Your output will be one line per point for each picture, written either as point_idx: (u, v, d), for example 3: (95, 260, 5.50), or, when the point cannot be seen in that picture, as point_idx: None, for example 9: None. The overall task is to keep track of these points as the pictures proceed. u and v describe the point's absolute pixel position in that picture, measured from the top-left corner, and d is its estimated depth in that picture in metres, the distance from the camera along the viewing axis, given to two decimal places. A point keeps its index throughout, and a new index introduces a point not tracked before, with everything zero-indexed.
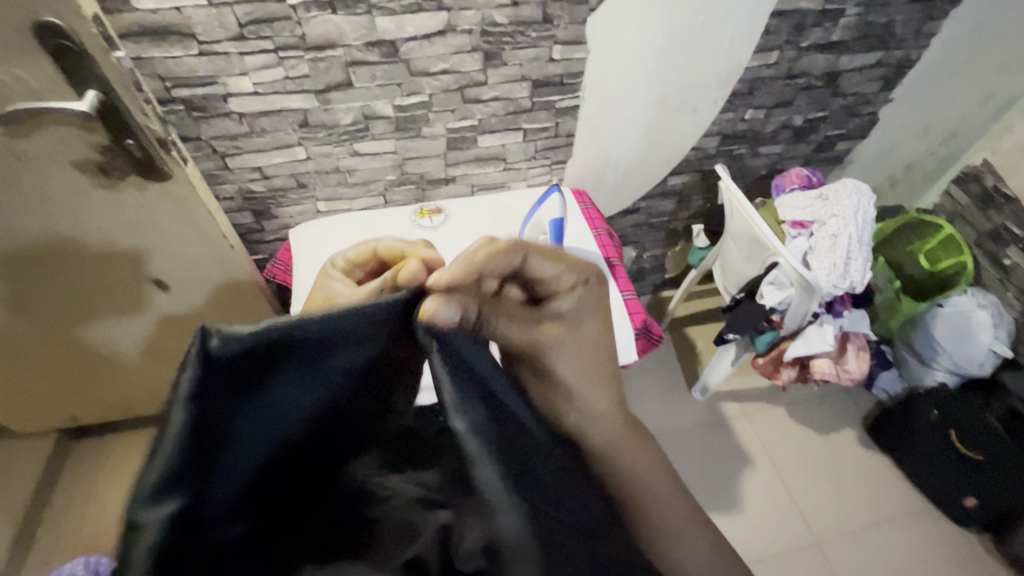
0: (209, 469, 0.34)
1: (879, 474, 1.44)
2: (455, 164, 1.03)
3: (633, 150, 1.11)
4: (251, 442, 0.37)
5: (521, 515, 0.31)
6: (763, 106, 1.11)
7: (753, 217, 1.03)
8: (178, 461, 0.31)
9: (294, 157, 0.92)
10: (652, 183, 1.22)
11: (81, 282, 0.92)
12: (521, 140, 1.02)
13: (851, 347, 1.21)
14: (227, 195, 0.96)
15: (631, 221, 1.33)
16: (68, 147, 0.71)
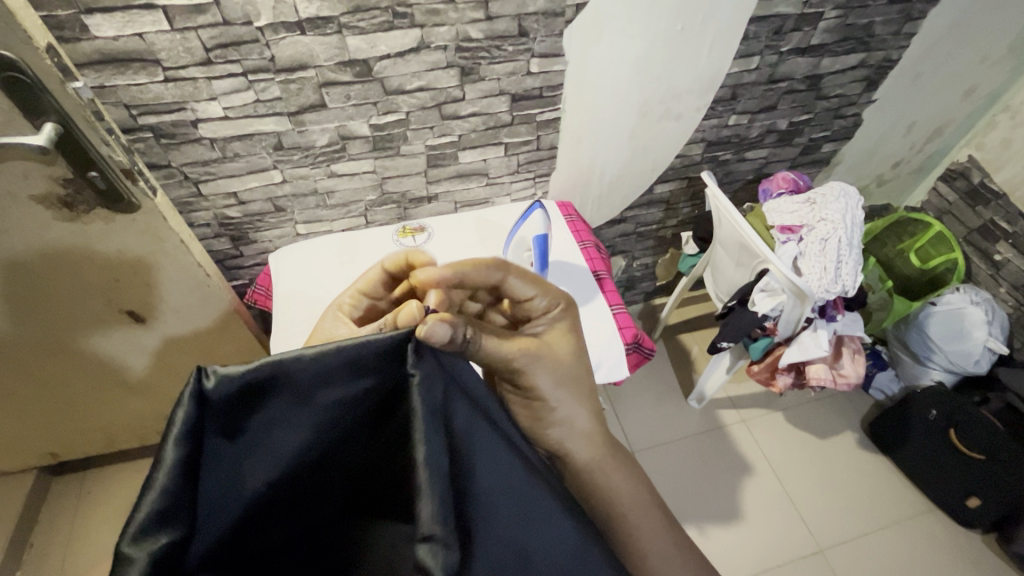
0: (206, 502, 0.37)
1: (880, 476, 1.41)
2: (437, 181, 1.00)
3: (616, 160, 1.09)
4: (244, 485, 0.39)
5: (457, 550, 0.33)
6: (747, 111, 1.10)
7: (741, 223, 1.01)
8: (174, 495, 0.34)
9: (270, 180, 0.90)
10: (637, 192, 1.20)
11: (53, 317, 0.89)
12: (503, 155, 1.00)
13: (847, 352, 1.19)
14: (203, 222, 0.93)
15: (619, 230, 1.31)
16: (29, 181, 0.68)
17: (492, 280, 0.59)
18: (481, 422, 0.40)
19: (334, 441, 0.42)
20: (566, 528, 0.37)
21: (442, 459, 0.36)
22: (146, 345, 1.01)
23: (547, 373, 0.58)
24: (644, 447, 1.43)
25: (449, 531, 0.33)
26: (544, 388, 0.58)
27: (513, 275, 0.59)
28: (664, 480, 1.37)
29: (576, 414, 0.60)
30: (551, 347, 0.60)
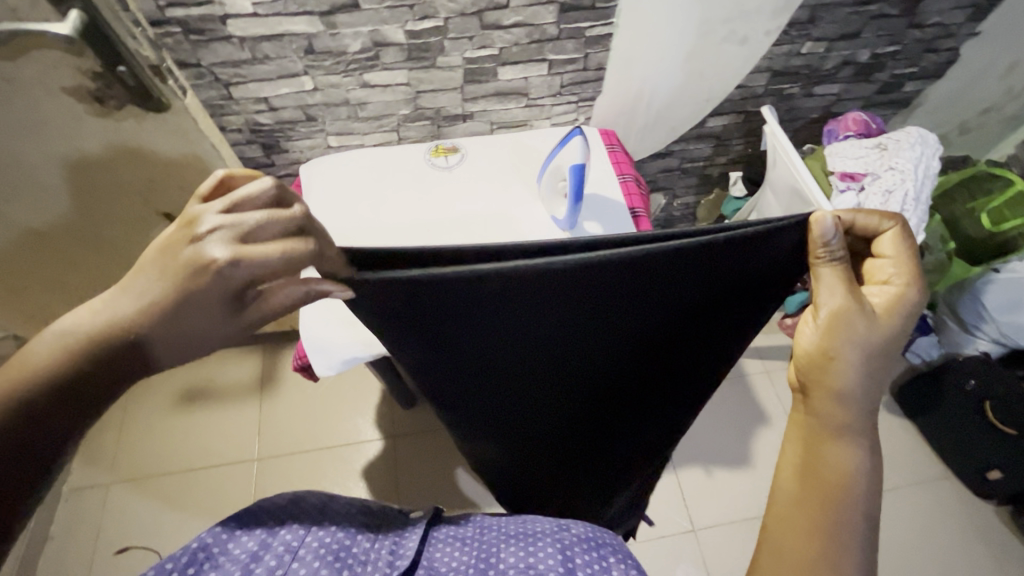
0: (383, 318, 0.55)
1: (900, 439, 1.39)
2: (473, 98, 0.95)
3: (668, 87, 1.00)
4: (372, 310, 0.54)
5: (438, 359, 0.61)
6: (824, 38, 0.98)
7: (798, 166, 0.96)
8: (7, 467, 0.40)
9: (301, 87, 0.86)
10: (688, 124, 1.11)
11: (99, 211, 0.92)
12: (545, 74, 0.92)
13: None
14: (234, 127, 0.91)
15: (663, 165, 1.22)
16: (59, 73, 0.67)
17: (872, 233, 0.57)
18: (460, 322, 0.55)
19: (420, 309, 0.53)
20: (481, 390, 0.65)
21: (430, 302, 0.53)
22: None
23: (856, 342, 0.52)
24: None
25: (432, 352, 0.60)
26: (847, 359, 0.53)
27: (896, 232, 0.56)
28: None
29: (849, 402, 0.53)
30: (876, 320, 0.53)
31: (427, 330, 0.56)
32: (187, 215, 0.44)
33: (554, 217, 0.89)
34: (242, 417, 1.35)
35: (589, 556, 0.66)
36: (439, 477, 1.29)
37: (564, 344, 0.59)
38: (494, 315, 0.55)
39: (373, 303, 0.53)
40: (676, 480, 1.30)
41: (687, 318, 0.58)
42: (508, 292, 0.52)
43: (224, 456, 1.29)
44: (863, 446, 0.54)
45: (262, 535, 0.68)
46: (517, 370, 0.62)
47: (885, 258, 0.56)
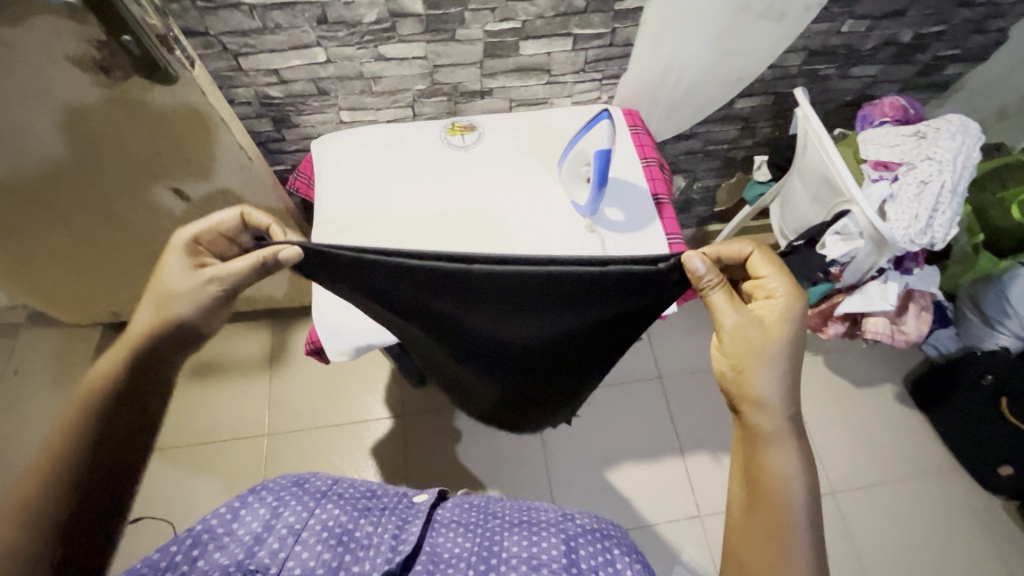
0: (335, 285, 0.59)
1: (913, 431, 1.37)
2: (492, 74, 0.90)
3: (698, 66, 0.95)
4: (324, 279, 0.58)
5: (386, 322, 0.66)
6: (867, 16, 0.92)
7: (831, 153, 0.92)
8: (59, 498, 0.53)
9: (313, 59, 0.82)
10: (715, 105, 1.06)
11: (107, 186, 0.90)
12: (569, 49, 0.88)
13: (913, 308, 1.07)
14: (243, 99, 0.87)
15: (686, 147, 1.17)
16: (62, 40, 0.64)
17: (742, 254, 0.65)
18: (395, 299, 0.59)
19: (361, 283, 0.57)
20: (430, 346, 0.71)
21: (368, 281, 0.56)
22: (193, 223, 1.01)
23: (763, 361, 0.60)
24: (675, 373, 1.42)
25: (379, 315, 0.64)
26: (760, 375, 0.60)
27: (761, 253, 0.64)
28: (688, 408, 1.37)
29: (774, 411, 0.60)
30: (769, 331, 0.61)
31: (375, 300, 0.60)
32: (174, 245, 0.63)
33: (574, 202, 0.86)
34: (252, 392, 1.35)
35: (590, 550, 0.66)
36: (445, 457, 1.30)
37: (510, 334, 0.62)
38: (422, 298, 0.57)
39: (323, 272, 0.57)
40: (683, 465, 1.30)
41: (617, 322, 0.61)
42: (429, 284, 0.54)
43: (234, 430, 1.30)
44: (797, 449, 0.60)
45: (267, 515, 0.69)
46: (458, 341, 0.66)
47: (762, 274, 0.63)
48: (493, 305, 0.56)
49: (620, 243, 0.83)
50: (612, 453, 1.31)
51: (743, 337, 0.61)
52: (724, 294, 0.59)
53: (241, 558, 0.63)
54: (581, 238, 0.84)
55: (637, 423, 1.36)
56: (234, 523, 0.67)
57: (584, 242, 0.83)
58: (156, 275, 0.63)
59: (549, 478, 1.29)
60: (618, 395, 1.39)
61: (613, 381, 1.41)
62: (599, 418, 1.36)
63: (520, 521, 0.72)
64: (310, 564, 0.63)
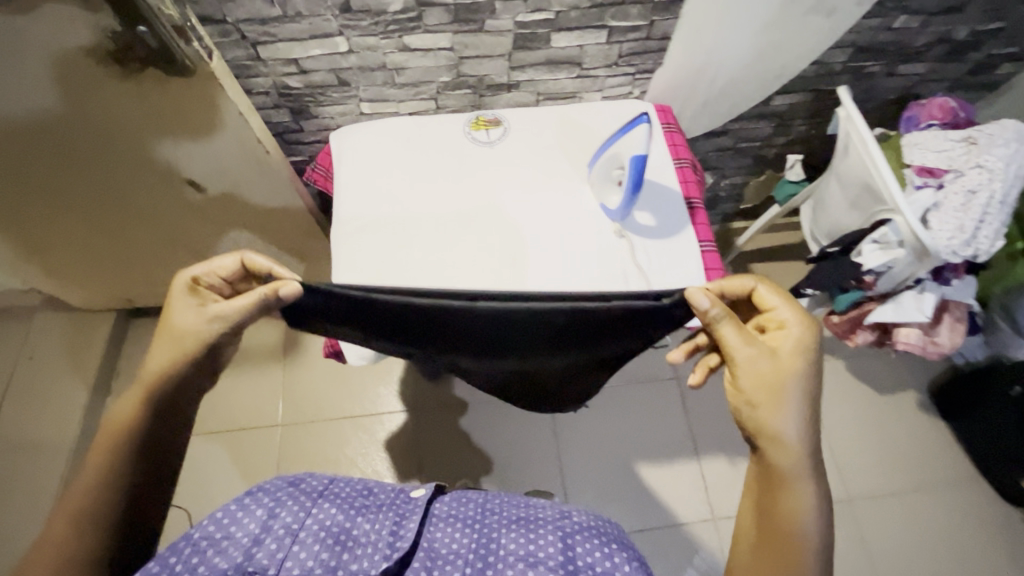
0: (334, 315, 0.64)
1: (935, 440, 1.34)
2: (521, 67, 0.86)
3: (737, 61, 0.90)
4: (325, 311, 0.63)
5: (382, 346, 0.72)
6: (922, 11, 0.86)
7: (875, 159, 0.87)
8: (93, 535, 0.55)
9: (335, 49, 0.78)
10: (752, 102, 1.01)
11: (122, 176, 0.87)
12: (603, 42, 0.83)
13: (947, 319, 1.03)
14: (261, 90, 0.83)
15: (716, 143, 1.12)
16: (74, 30, 0.60)
17: (746, 288, 0.67)
18: (391, 328, 0.65)
19: (358, 315, 0.62)
20: (424, 361, 0.78)
21: (365, 314, 0.62)
22: (207, 214, 0.99)
23: (778, 394, 0.59)
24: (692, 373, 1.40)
25: (375, 341, 0.70)
26: (776, 409, 0.59)
27: (765, 286, 0.66)
28: (705, 410, 1.35)
29: (790, 446, 0.58)
30: (784, 363, 0.60)
31: (371, 328, 0.66)
32: (179, 282, 0.65)
33: (604, 205, 0.82)
34: (268, 381, 1.35)
35: (590, 541, 0.64)
36: (458, 452, 1.30)
37: (504, 352, 0.68)
38: (417, 326, 0.63)
39: (323, 306, 0.62)
40: (698, 468, 1.29)
41: (607, 343, 0.67)
42: (424, 316, 0.60)
43: (248, 419, 1.30)
44: (814, 482, 0.57)
45: (264, 514, 0.65)
46: (451, 359, 0.73)
47: (771, 307, 0.65)
48: (489, 330, 0.62)
49: (651, 250, 0.80)
50: (626, 453, 1.30)
51: (757, 370, 0.60)
52: (728, 326, 0.61)
53: (240, 560, 0.59)
54: (609, 244, 0.81)
55: (652, 421, 1.34)
56: (232, 524, 0.63)
57: (613, 248, 0.80)
58: (167, 309, 0.64)
59: (562, 476, 1.28)
60: (634, 393, 1.37)
61: (629, 380, 1.39)
62: (613, 417, 1.35)
63: (518, 519, 0.70)
64: (309, 564, 0.60)
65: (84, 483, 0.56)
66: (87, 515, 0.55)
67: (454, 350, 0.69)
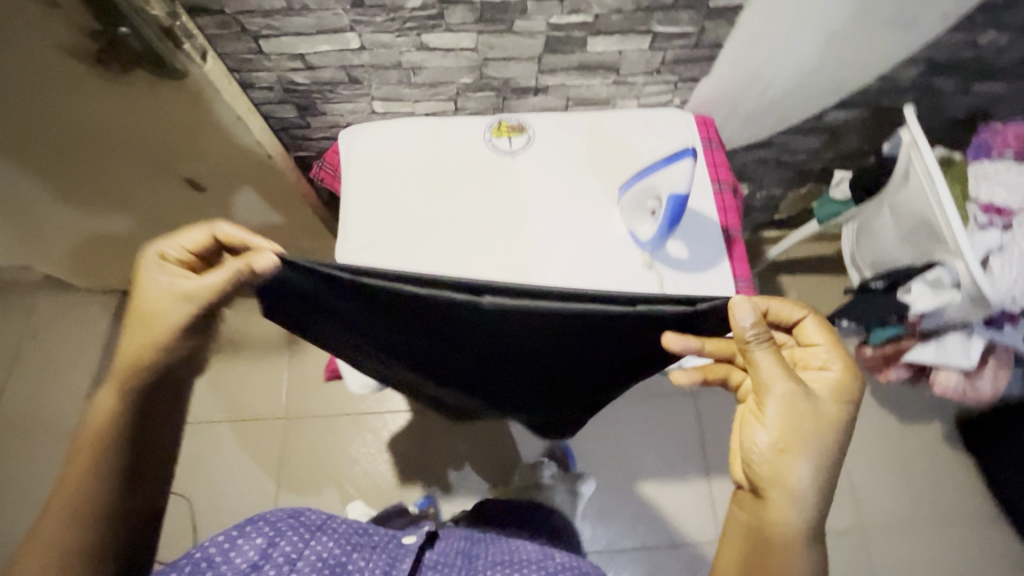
0: (312, 294, 0.56)
1: (957, 475, 1.29)
2: (551, 71, 0.77)
3: (793, 74, 0.80)
4: (307, 290, 0.56)
5: (350, 336, 0.64)
6: (1013, 27, 0.75)
7: (938, 193, 0.78)
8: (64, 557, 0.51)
9: (345, 45, 0.70)
10: (803, 115, 0.91)
11: (113, 170, 0.81)
12: (646, 48, 0.74)
13: (992, 364, 0.95)
14: (264, 85, 0.76)
15: (757, 155, 1.03)
16: (50, 25, 0.53)
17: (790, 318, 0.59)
18: (371, 316, 0.58)
19: (341, 295, 0.55)
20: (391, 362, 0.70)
21: (349, 294, 0.54)
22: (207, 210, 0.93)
23: (806, 443, 0.52)
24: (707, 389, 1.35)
25: (344, 329, 0.62)
26: (796, 463, 0.52)
27: (815, 320, 0.58)
28: (718, 429, 1.31)
29: (799, 507, 0.52)
30: (820, 409, 0.53)
31: (349, 312, 0.58)
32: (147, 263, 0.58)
33: (633, 233, 0.75)
34: (272, 372, 1.32)
35: (568, 574, 0.60)
36: (461, 457, 1.27)
37: (475, 349, 0.62)
38: (402, 312, 0.56)
39: (306, 280, 0.54)
40: (706, 488, 1.25)
41: (601, 348, 0.61)
42: (415, 300, 0.53)
43: (250, 411, 1.28)
44: (806, 537, 0.53)
45: (263, 542, 0.59)
46: (422, 358, 0.66)
47: (816, 343, 0.57)
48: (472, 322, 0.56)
49: (681, 287, 0.73)
50: (633, 469, 1.27)
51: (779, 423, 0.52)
52: (769, 354, 0.53)
53: None
54: (636, 276, 0.74)
55: (663, 436, 1.30)
56: (231, 550, 0.58)
57: (640, 282, 0.73)
58: (138, 291, 0.58)
59: None
60: (645, 407, 1.33)
61: (641, 392, 1.34)
62: (622, 430, 1.31)
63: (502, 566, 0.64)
64: None
65: (72, 480, 0.53)
66: (87, 503, 0.53)
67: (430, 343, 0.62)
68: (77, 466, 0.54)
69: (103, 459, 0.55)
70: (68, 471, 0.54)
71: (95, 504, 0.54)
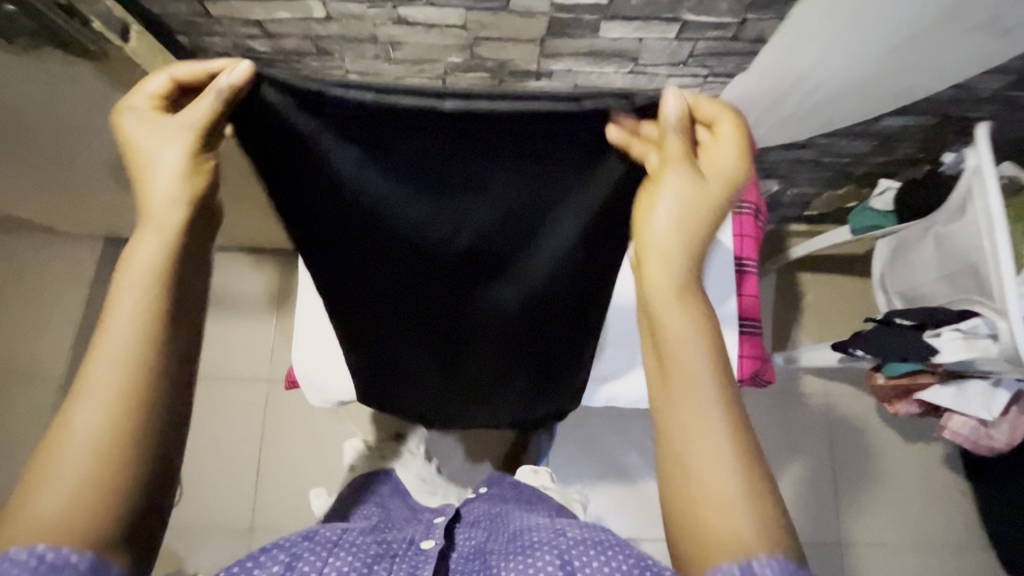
0: (272, 158, 0.39)
1: (950, 498, 1.24)
2: (555, 56, 0.65)
3: (850, 78, 0.66)
4: (266, 147, 0.38)
5: (317, 247, 0.47)
6: None
7: (996, 237, 0.67)
8: None
9: (307, 15, 0.58)
10: (853, 120, 0.77)
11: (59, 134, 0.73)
12: (671, 38, 0.61)
13: (1015, 414, 0.88)
14: (220, 51, 0.65)
15: (793, 155, 0.90)
16: None
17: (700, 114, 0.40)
18: (349, 193, 0.41)
19: (310, 154, 0.38)
20: (362, 299, 0.53)
21: (332, 150, 0.37)
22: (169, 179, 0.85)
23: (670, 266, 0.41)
24: None
25: (311, 231, 0.45)
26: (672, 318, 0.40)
27: (729, 117, 0.40)
28: None
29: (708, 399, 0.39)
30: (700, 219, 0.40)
31: (318, 188, 0.41)
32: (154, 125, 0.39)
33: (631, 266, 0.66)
34: (257, 333, 1.29)
35: (591, 552, 0.52)
36: None
37: (434, 248, 0.46)
38: (382, 181, 0.40)
39: (266, 124, 0.37)
40: None
41: (570, 238, 0.44)
42: (383, 151, 0.38)
43: (234, 370, 1.27)
44: (729, 434, 0.38)
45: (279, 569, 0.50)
46: (407, 282, 0.50)
47: (712, 143, 0.41)
48: (428, 183, 0.40)
49: None
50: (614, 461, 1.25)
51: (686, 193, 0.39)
52: (650, 146, 0.38)
53: None
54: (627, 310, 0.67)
55: None
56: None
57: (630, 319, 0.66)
58: (138, 174, 0.39)
59: None
60: None
61: None
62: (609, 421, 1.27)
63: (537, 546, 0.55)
64: None
65: (90, 423, 0.35)
66: (125, 448, 0.35)
67: (408, 248, 0.45)
68: (100, 406, 0.36)
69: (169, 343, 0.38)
70: (112, 376, 0.36)
71: (132, 465, 0.36)
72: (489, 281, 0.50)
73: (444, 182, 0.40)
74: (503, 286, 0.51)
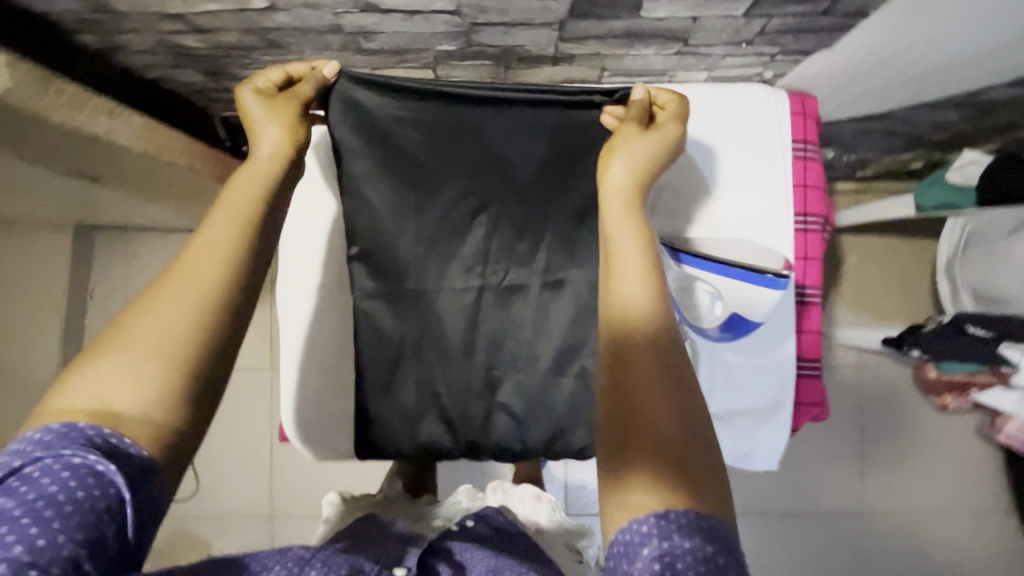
0: (354, 148, 0.51)
1: None
2: (578, 40, 0.49)
3: (966, 53, 0.50)
4: (347, 137, 0.50)
5: (374, 252, 0.56)
6: None
7: None
8: None
9: (242, 5, 0.43)
10: (949, 92, 0.61)
11: None
12: (736, 15, 0.45)
13: None
14: (141, 47, 0.51)
15: (861, 126, 0.74)
16: None
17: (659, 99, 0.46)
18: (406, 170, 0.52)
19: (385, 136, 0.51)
20: (400, 311, 0.58)
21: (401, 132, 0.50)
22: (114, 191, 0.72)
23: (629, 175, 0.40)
24: None
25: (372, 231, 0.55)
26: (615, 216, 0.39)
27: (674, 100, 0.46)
28: None
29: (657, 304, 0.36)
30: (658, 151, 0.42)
31: (383, 168, 0.52)
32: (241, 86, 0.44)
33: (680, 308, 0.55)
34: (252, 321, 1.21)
35: None
36: None
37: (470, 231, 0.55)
38: (437, 156, 0.51)
39: (351, 118, 0.49)
40: None
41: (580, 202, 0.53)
42: (440, 127, 0.50)
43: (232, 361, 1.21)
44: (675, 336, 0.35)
45: None
46: (447, 277, 0.57)
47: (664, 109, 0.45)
48: (469, 153, 0.51)
49: (722, 372, 0.56)
50: None
51: (642, 159, 0.42)
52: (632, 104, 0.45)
53: None
54: None
55: None
56: None
57: None
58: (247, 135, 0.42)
59: None
60: None
61: None
62: None
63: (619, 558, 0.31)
64: None
65: (161, 329, 0.34)
66: (183, 369, 0.34)
67: (449, 227, 0.55)
68: (174, 317, 0.34)
69: (244, 283, 0.36)
70: (207, 270, 0.35)
71: (184, 394, 0.34)
72: (513, 261, 0.56)
73: (480, 150, 0.51)
74: (526, 269, 0.56)
